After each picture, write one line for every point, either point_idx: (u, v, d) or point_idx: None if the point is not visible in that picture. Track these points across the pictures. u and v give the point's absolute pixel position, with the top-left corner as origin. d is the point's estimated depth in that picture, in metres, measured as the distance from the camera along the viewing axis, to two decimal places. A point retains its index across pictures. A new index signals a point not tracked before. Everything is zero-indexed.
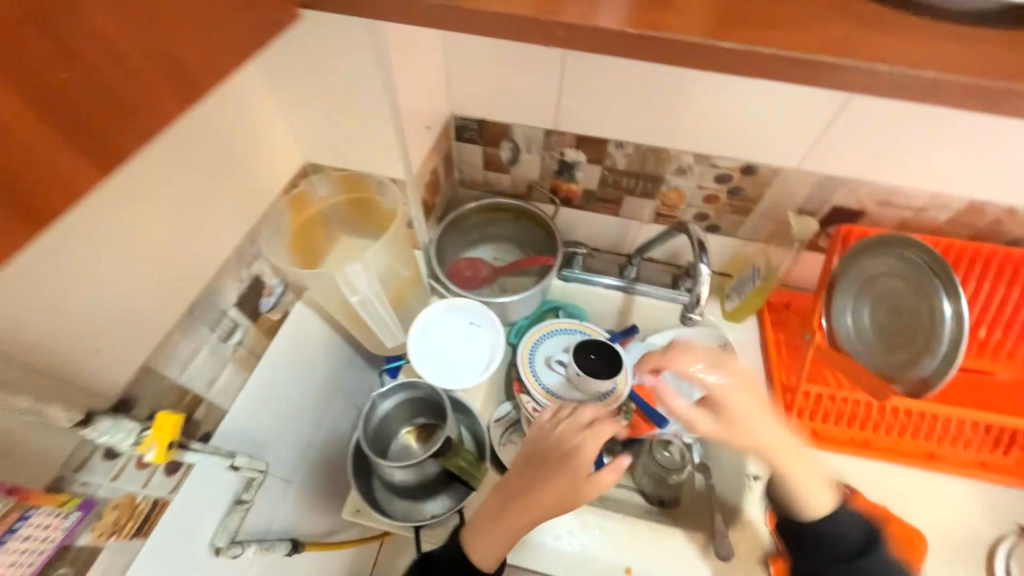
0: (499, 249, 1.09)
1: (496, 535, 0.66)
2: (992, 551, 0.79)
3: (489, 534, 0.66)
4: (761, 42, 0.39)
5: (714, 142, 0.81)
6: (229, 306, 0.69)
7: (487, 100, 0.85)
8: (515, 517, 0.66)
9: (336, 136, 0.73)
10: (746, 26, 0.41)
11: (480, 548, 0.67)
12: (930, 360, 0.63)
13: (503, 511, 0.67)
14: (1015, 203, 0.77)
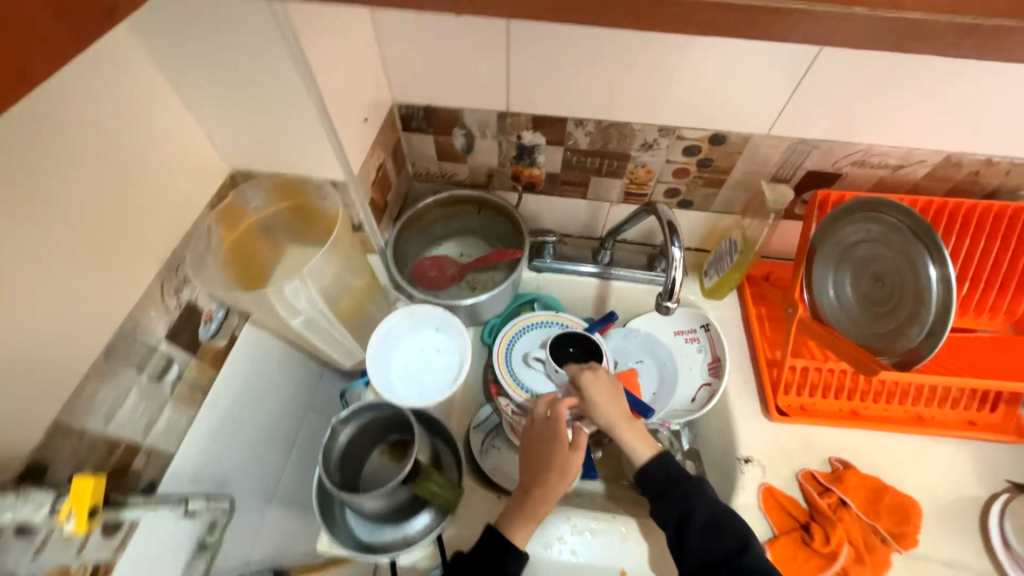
0: (464, 244, 1.02)
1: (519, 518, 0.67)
2: (984, 510, 0.78)
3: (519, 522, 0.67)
4: None
5: (677, 111, 0.76)
6: (159, 341, 0.62)
7: (430, 83, 0.78)
8: (529, 501, 0.68)
9: (261, 137, 0.66)
10: None
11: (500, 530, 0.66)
12: (920, 329, 0.60)
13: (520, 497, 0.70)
14: (993, 152, 0.73)
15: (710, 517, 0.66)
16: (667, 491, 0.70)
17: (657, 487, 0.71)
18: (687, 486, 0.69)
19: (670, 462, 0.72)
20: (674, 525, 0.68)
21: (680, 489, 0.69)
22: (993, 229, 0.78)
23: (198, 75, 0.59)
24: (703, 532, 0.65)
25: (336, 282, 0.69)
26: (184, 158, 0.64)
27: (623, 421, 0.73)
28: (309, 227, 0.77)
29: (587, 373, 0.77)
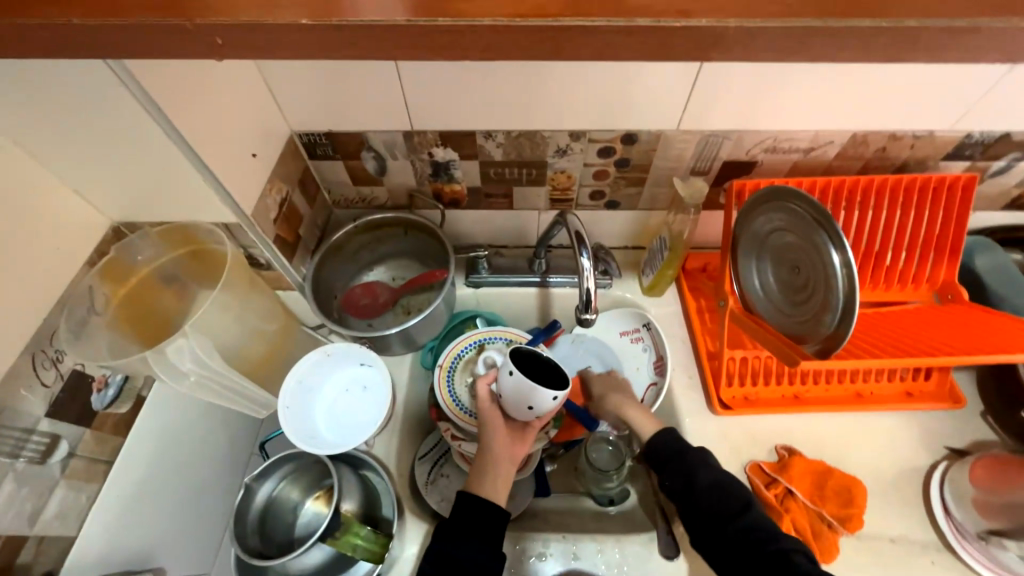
0: (396, 268, 0.98)
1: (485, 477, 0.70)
2: (926, 479, 0.79)
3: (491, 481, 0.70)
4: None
5: (585, 116, 0.73)
6: (38, 421, 0.56)
7: (325, 109, 0.73)
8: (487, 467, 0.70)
9: (134, 188, 0.61)
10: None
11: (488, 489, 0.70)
12: (831, 316, 0.59)
13: (487, 464, 0.71)
14: (896, 128, 0.74)
15: (719, 486, 0.66)
16: (672, 470, 0.69)
17: (663, 453, 0.71)
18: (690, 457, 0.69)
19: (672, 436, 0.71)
20: (679, 493, 0.68)
21: (680, 462, 0.69)
22: (907, 202, 0.78)
23: (43, 130, 0.54)
24: (710, 500, 0.65)
25: (236, 328, 0.66)
26: (47, 219, 0.58)
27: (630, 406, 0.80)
28: (209, 270, 0.71)
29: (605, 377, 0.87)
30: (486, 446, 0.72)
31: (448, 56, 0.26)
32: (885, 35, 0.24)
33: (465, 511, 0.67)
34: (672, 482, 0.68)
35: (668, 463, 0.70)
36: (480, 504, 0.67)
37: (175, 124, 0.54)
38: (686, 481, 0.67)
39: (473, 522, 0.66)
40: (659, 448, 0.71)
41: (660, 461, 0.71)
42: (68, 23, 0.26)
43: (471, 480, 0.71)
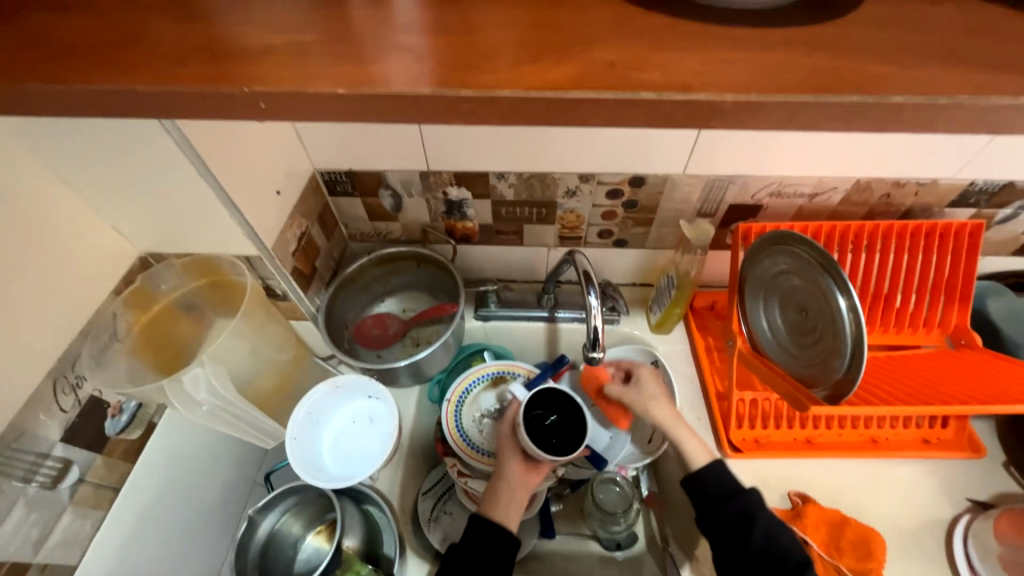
0: (407, 300, 1.00)
1: (502, 501, 0.69)
2: (947, 533, 0.76)
3: (507, 505, 0.68)
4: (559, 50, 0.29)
5: (594, 160, 0.77)
6: (52, 445, 0.57)
7: (348, 150, 0.77)
8: (504, 489, 0.69)
9: (164, 221, 0.64)
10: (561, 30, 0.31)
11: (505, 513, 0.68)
12: (840, 360, 0.59)
13: (504, 487, 0.70)
14: (898, 175, 0.75)
15: (772, 545, 0.61)
16: (723, 515, 0.64)
17: (714, 493, 0.66)
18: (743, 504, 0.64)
19: (723, 477, 0.67)
20: (724, 541, 0.63)
21: (735, 504, 0.64)
22: (913, 246, 0.79)
23: (86, 169, 0.57)
24: (764, 557, 0.61)
25: (250, 358, 0.67)
26: (81, 249, 0.61)
27: (678, 422, 0.72)
28: (228, 300, 0.73)
29: (642, 368, 0.79)
30: (502, 470, 0.71)
31: (467, 120, 0.28)
32: (873, 108, 0.26)
33: (477, 533, 0.66)
34: (721, 527, 0.64)
35: (719, 502, 0.65)
36: (493, 529, 0.66)
37: (208, 164, 0.57)
38: (744, 526, 0.63)
39: (484, 546, 0.65)
40: (711, 485, 0.66)
41: (714, 499, 0.65)
42: (129, 88, 0.29)
43: (484, 503, 0.70)
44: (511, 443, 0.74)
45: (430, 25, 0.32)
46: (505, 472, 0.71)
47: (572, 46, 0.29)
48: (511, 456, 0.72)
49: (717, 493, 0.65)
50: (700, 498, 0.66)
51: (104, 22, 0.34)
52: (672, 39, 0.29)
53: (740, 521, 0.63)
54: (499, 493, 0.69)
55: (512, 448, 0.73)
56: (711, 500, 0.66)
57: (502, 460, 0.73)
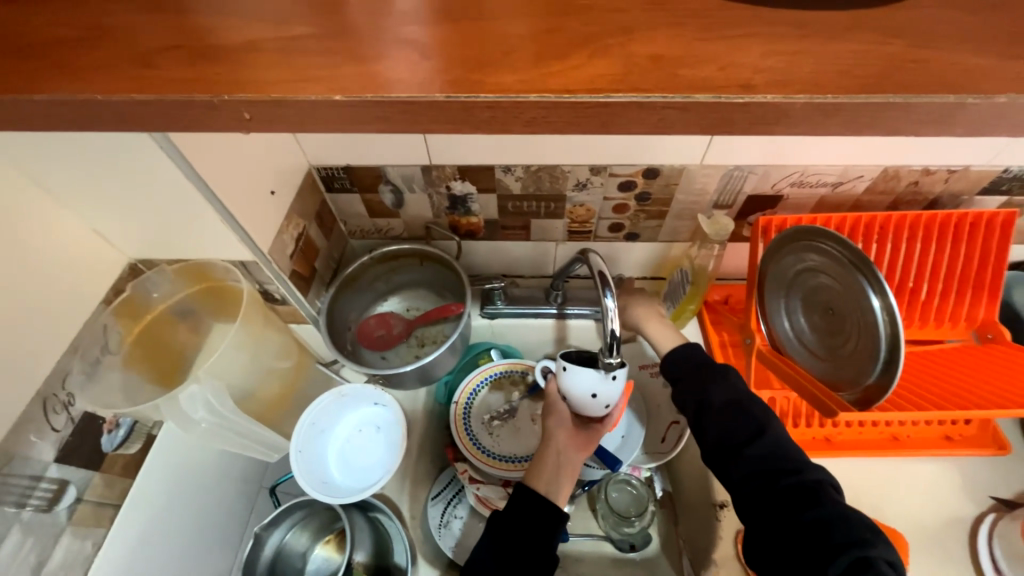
0: (411, 298, 0.97)
1: (548, 467, 0.68)
2: (970, 531, 0.74)
3: (553, 473, 0.67)
4: (595, 41, 0.25)
5: (606, 151, 0.72)
6: (46, 466, 0.55)
7: (344, 145, 0.73)
8: (551, 455, 0.69)
9: (151, 228, 0.60)
10: (594, 15, 0.26)
11: (551, 483, 0.67)
12: (873, 365, 0.56)
13: (550, 452, 0.69)
14: (929, 163, 0.71)
15: (772, 449, 0.57)
16: (714, 422, 0.60)
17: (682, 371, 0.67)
18: (738, 406, 0.60)
19: (716, 382, 0.63)
20: (718, 449, 0.60)
21: (699, 375, 0.65)
22: (941, 237, 0.75)
23: (63, 176, 0.53)
24: (760, 462, 0.56)
25: (249, 369, 0.64)
26: (66, 259, 0.57)
27: (655, 318, 0.78)
28: (225, 305, 0.70)
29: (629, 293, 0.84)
30: (549, 439, 0.70)
31: (488, 129, 0.25)
32: (963, 111, 0.22)
33: (523, 502, 0.64)
34: (714, 435, 0.60)
35: (688, 378, 0.66)
36: (540, 502, 0.64)
37: (183, 151, 0.52)
38: (709, 394, 0.62)
39: (529, 518, 0.63)
40: (680, 363, 0.68)
41: (682, 376, 0.67)
42: (93, 99, 0.25)
43: (530, 474, 0.68)
44: (555, 410, 0.72)
45: (439, 13, 0.28)
46: (552, 437, 0.70)
47: (608, 38, 0.25)
48: (556, 423, 0.72)
49: (688, 371, 0.67)
50: (672, 379, 0.68)
51: (60, 18, 0.29)
52: (723, 29, 0.25)
53: (704, 391, 0.63)
54: (549, 458, 0.68)
55: (557, 416, 0.72)
56: (680, 377, 0.67)
57: (548, 428, 0.72)
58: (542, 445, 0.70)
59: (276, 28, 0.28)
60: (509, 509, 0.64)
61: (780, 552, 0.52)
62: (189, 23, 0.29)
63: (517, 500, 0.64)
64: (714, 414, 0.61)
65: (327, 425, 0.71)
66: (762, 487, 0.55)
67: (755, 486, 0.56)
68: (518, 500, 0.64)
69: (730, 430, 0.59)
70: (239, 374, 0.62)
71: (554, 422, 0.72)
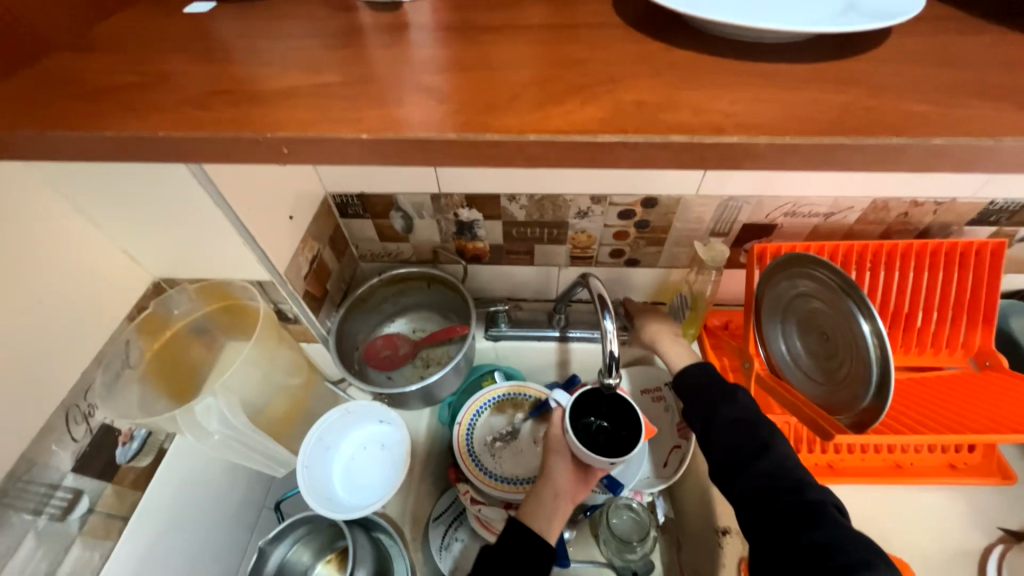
0: (417, 320, 1.00)
1: (542, 506, 0.68)
2: (979, 564, 0.73)
3: (547, 511, 0.67)
4: (587, 89, 0.29)
5: (606, 181, 0.76)
6: (64, 475, 0.57)
7: (358, 174, 0.77)
8: (547, 493, 0.69)
9: (177, 248, 0.65)
10: (585, 66, 0.30)
11: (544, 522, 0.67)
12: (866, 388, 0.57)
13: (547, 489, 0.69)
14: (916, 195, 0.74)
15: (775, 466, 0.57)
16: (719, 438, 0.62)
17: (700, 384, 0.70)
18: (742, 424, 0.62)
19: (722, 400, 0.65)
20: (724, 465, 0.61)
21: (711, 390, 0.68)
22: (933, 266, 0.77)
23: (103, 200, 0.58)
24: (763, 480, 0.57)
25: (261, 385, 0.66)
26: (97, 278, 0.61)
27: (668, 337, 0.81)
28: (241, 324, 0.73)
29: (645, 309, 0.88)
30: (549, 476, 0.71)
31: (493, 164, 0.28)
32: (910, 150, 0.25)
33: (515, 535, 0.64)
34: (719, 451, 0.62)
35: (699, 397, 0.68)
36: (531, 538, 0.64)
37: (221, 191, 0.57)
38: (718, 412, 0.64)
39: (523, 549, 0.63)
40: (693, 379, 0.71)
41: (693, 393, 0.69)
42: (151, 135, 0.29)
43: (526, 509, 0.69)
44: (556, 448, 0.73)
45: (452, 63, 0.32)
46: (551, 475, 0.71)
47: (598, 86, 0.29)
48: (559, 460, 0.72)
49: (698, 389, 0.69)
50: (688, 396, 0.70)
51: (123, 66, 0.34)
52: (698, 79, 0.29)
53: (713, 410, 0.65)
54: (545, 497, 0.69)
55: (558, 454, 0.73)
56: (692, 395, 0.70)
57: (548, 465, 0.72)
58: (540, 479, 0.71)
59: (309, 76, 0.32)
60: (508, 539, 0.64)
61: (780, 569, 0.52)
62: (233, 70, 0.33)
63: (512, 530, 0.65)
64: (720, 432, 0.63)
65: (326, 448, 0.71)
66: (764, 504, 0.56)
67: (757, 502, 0.56)
68: (513, 534, 0.64)
69: (737, 446, 0.61)
70: (251, 389, 0.65)
71: (555, 459, 0.72)
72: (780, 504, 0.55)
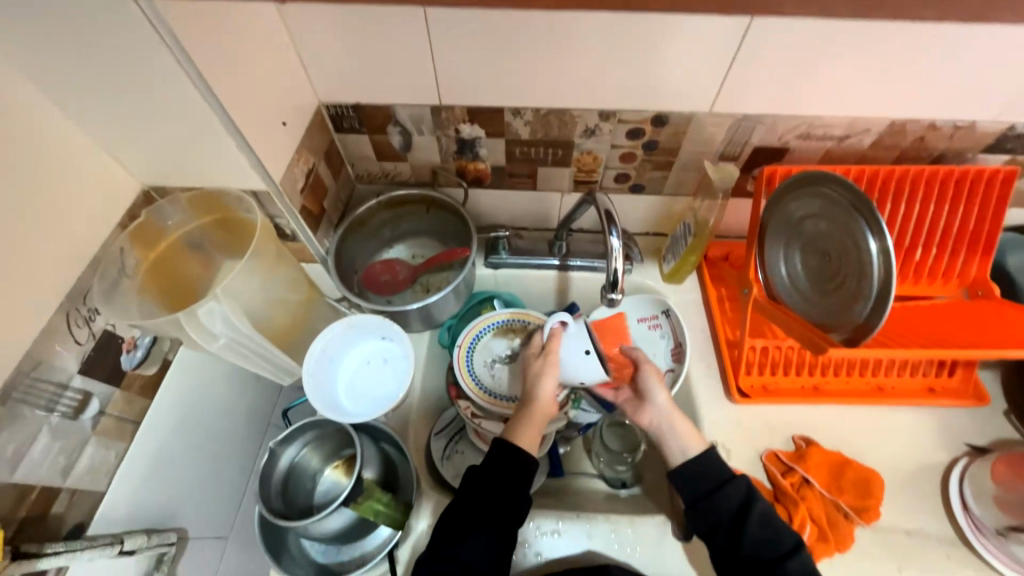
0: (416, 246, 0.98)
1: (526, 426, 0.70)
2: (943, 476, 0.78)
3: (531, 430, 0.70)
4: None
5: (616, 93, 0.72)
6: (71, 376, 0.58)
7: (353, 80, 0.73)
8: (531, 413, 0.71)
9: (169, 148, 0.62)
10: None
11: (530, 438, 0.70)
12: (864, 303, 0.58)
13: (531, 411, 0.71)
14: (935, 117, 0.72)
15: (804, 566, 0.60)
16: (753, 532, 0.63)
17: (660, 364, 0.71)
18: (773, 521, 0.64)
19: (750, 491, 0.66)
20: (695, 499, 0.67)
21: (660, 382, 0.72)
22: (942, 193, 0.76)
23: (87, 88, 0.55)
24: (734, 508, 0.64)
25: (263, 296, 0.66)
26: (82, 177, 0.59)
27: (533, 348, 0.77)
28: (236, 239, 0.71)
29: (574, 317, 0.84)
30: (533, 397, 0.71)
31: None
32: None
33: (488, 474, 0.66)
34: (749, 546, 0.62)
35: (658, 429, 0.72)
36: (516, 456, 0.67)
37: (203, 76, 0.55)
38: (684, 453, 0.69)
39: (505, 471, 0.66)
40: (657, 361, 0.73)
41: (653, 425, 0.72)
42: None
43: (509, 429, 0.70)
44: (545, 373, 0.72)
45: None
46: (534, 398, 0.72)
47: None
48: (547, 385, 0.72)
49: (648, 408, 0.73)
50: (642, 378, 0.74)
51: None
52: None
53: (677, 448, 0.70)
54: (529, 417, 0.71)
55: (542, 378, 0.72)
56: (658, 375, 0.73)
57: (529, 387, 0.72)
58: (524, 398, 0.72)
59: None
60: (487, 469, 0.67)
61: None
62: None
63: (485, 467, 0.67)
64: (688, 471, 0.68)
65: (322, 363, 0.72)
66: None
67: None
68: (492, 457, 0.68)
69: (705, 481, 0.67)
70: (253, 301, 0.65)
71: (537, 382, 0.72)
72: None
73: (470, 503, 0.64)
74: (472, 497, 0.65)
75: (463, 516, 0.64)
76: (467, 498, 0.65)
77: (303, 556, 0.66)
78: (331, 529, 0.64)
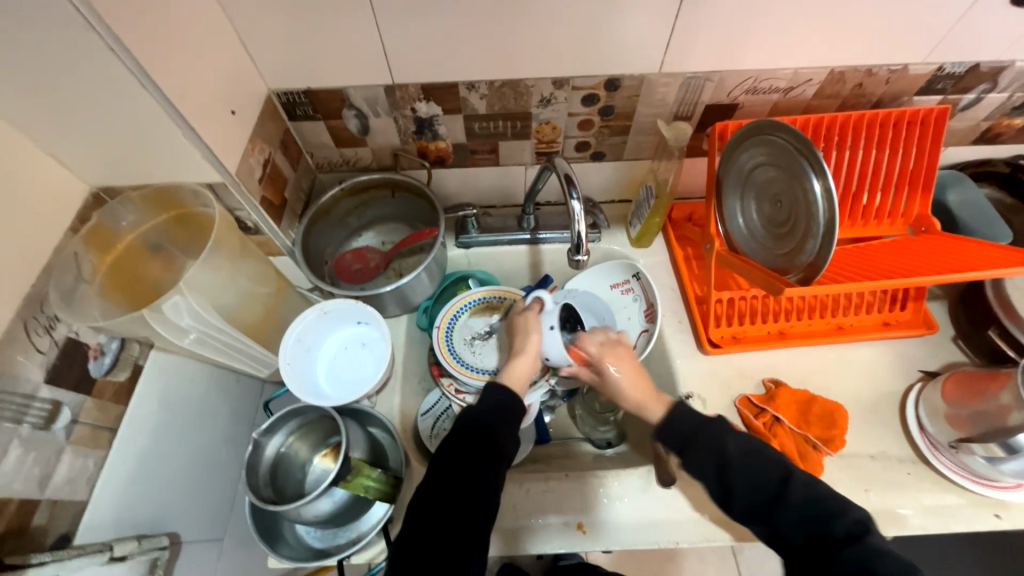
0: (386, 232, 0.98)
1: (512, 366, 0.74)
2: (901, 401, 0.83)
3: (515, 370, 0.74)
4: None
5: (567, 60, 0.73)
6: (37, 387, 0.56)
7: (303, 65, 0.72)
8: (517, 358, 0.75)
9: (116, 145, 0.60)
10: None
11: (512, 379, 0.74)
12: (813, 242, 0.62)
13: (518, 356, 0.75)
14: (870, 62, 0.76)
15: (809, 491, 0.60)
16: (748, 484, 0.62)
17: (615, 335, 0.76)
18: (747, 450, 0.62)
19: (721, 436, 0.65)
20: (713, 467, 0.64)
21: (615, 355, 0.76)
22: (882, 138, 0.80)
23: (17, 85, 0.53)
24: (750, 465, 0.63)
25: (231, 290, 0.66)
26: (24, 182, 0.57)
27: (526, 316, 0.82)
28: (197, 237, 0.70)
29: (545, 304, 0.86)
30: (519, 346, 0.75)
31: None
32: None
33: (463, 452, 0.65)
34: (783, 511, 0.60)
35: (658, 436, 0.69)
36: (503, 395, 0.71)
37: (147, 71, 0.54)
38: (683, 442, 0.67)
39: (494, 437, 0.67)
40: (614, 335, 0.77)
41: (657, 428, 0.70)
42: None
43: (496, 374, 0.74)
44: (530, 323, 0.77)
45: None
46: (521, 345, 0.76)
47: None
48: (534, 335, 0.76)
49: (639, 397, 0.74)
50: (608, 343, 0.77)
51: None
52: None
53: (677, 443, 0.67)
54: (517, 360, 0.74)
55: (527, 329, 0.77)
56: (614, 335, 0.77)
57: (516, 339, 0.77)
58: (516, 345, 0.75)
59: None
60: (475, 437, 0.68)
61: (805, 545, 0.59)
62: None
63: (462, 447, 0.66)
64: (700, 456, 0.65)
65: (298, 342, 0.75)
66: (809, 536, 0.59)
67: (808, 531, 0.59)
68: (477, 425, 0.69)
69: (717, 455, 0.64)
70: (221, 294, 0.64)
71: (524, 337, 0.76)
72: (833, 530, 0.58)
73: (454, 500, 0.62)
74: (455, 489, 0.62)
75: (452, 491, 0.62)
76: (455, 485, 0.62)
77: (297, 543, 0.67)
78: (323, 513, 0.65)
